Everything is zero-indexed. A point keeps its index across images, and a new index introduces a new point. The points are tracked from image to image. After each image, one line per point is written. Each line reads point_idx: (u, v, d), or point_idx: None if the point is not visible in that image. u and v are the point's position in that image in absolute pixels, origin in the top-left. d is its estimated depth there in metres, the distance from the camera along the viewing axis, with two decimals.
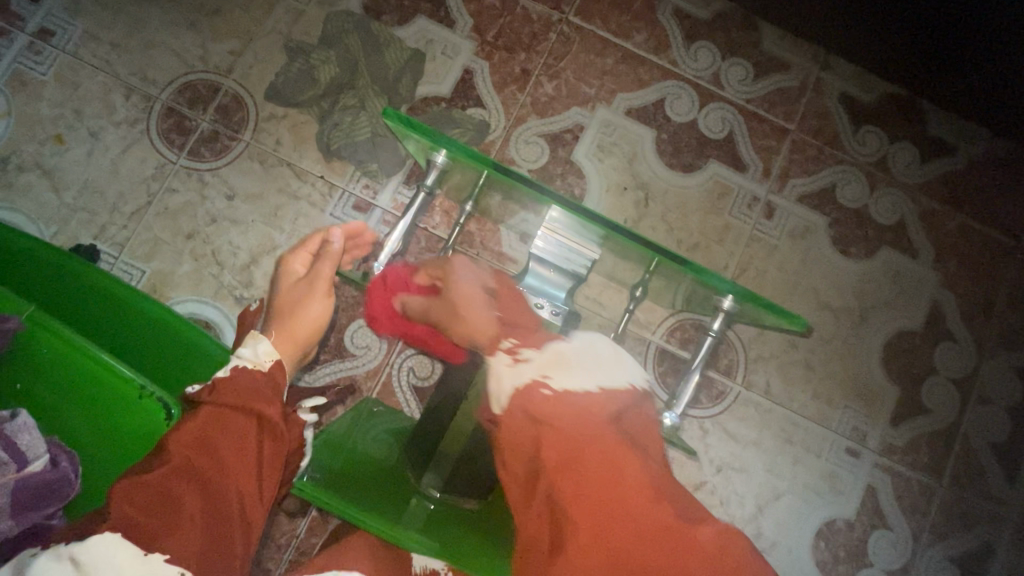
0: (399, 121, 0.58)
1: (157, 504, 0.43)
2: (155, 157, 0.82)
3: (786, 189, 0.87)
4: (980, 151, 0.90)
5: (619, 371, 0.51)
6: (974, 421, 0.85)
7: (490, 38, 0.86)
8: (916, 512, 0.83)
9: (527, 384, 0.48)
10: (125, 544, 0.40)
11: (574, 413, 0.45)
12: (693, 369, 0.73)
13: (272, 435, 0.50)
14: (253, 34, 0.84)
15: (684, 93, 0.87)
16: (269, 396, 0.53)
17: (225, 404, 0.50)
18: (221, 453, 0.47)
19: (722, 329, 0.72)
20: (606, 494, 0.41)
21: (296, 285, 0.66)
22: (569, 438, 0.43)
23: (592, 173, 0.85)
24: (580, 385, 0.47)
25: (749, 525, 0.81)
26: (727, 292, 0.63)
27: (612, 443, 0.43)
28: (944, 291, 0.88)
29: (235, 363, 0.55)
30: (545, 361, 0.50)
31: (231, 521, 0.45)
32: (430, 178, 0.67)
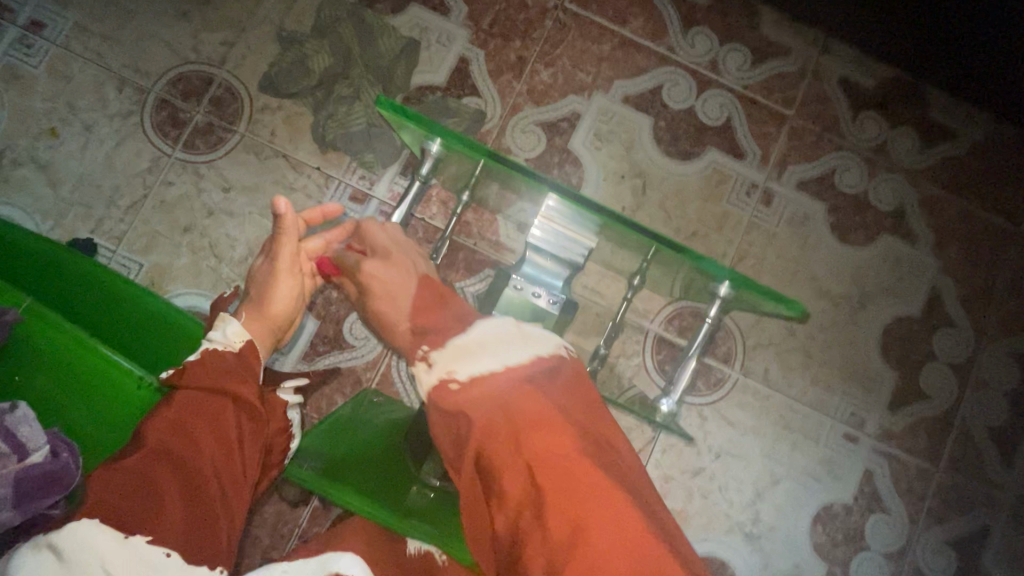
0: (393, 110, 0.58)
1: (137, 488, 0.43)
2: (150, 150, 0.81)
3: (784, 175, 0.87)
4: (980, 134, 0.90)
5: (523, 343, 0.47)
6: (972, 406, 0.86)
7: (486, 25, 0.85)
8: (913, 496, 0.84)
9: (438, 383, 0.45)
10: (105, 528, 0.40)
11: (497, 384, 0.43)
12: (691, 354, 0.72)
13: (247, 417, 0.52)
14: (246, 25, 0.83)
15: (681, 80, 0.86)
16: (244, 377, 0.54)
17: (198, 389, 0.51)
18: (199, 437, 0.48)
19: (718, 316, 0.71)
20: (535, 464, 0.38)
21: (260, 269, 0.64)
22: (495, 407, 0.41)
23: (589, 161, 0.84)
24: (484, 366, 0.45)
25: (748, 511, 0.82)
26: (722, 278, 0.63)
27: (540, 409, 0.41)
28: (943, 276, 0.88)
29: (206, 346, 0.55)
30: (449, 354, 0.47)
31: (212, 502, 0.46)
32: (425, 168, 0.66)
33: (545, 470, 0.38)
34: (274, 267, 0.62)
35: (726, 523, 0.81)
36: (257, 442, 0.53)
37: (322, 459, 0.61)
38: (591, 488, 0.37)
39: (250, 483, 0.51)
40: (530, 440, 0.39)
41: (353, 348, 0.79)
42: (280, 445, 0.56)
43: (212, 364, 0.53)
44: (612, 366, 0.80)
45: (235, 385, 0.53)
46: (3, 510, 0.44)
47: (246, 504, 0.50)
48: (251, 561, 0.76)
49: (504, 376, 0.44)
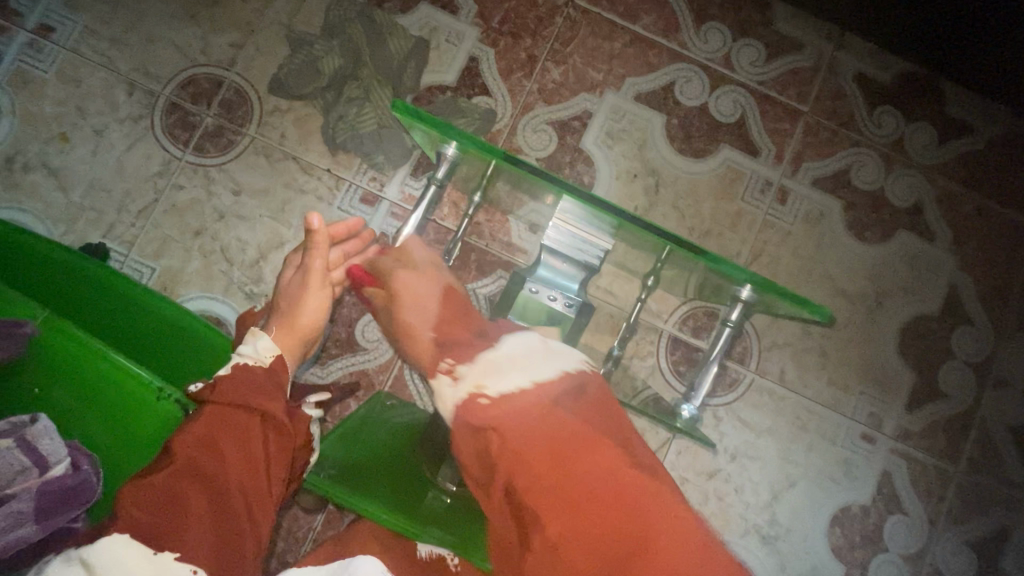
0: (409, 113, 0.57)
1: (163, 505, 0.42)
2: (160, 154, 0.81)
3: (800, 173, 0.85)
4: (1000, 128, 0.88)
5: (553, 360, 0.46)
6: (991, 405, 0.85)
7: (496, 23, 0.84)
8: (932, 497, 0.83)
9: (466, 397, 0.44)
10: (134, 544, 0.41)
11: (532, 398, 0.42)
12: (710, 360, 0.74)
13: (276, 433, 0.50)
14: (255, 26, 0.82)
15: (694, 76, 0.85)
16: (272, 392, 0.51)
17: (226, 404, 0.49)
18: (226, 452, 0.46)
19: (740, 320, 0.71)
20: (582, 495, 0.37)
21: (291, 279, 0.63)
22: (533, 427, 0.39)
23: (601, 160, 0.84)
24: (517, 385, 0.43)
25: (763, 513, 0.81)
26: (744, 282, 0.62)
27: (577, 430, 0.40)
28: (962, 274, 0.86)
29: (235, 361, 0.54)
30: (479, 368, 0.45)
31: (239, 520, 0.45)
32: (441, 171, 0.66)
33: (590, 501, 0.37)
34: (306, 279, 0.61)
35: (742, 525, 0.81)
36: (285, 457, 0.50)
37: (335, 462, 0.60)
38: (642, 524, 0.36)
39: (279, 499, 0.49)
40: (569, 470, 0.38)
41: (366, 351, 0.79)
42: (308, 457, 0.53)
43: (241, 378, 0.51)
44: (626, 368, 0.79)
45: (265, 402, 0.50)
46: (26, 526, 0.45)
47: (275, 519, 0.48)
48: (266, 565, 0.76)
49: (538, 394, 0.42)
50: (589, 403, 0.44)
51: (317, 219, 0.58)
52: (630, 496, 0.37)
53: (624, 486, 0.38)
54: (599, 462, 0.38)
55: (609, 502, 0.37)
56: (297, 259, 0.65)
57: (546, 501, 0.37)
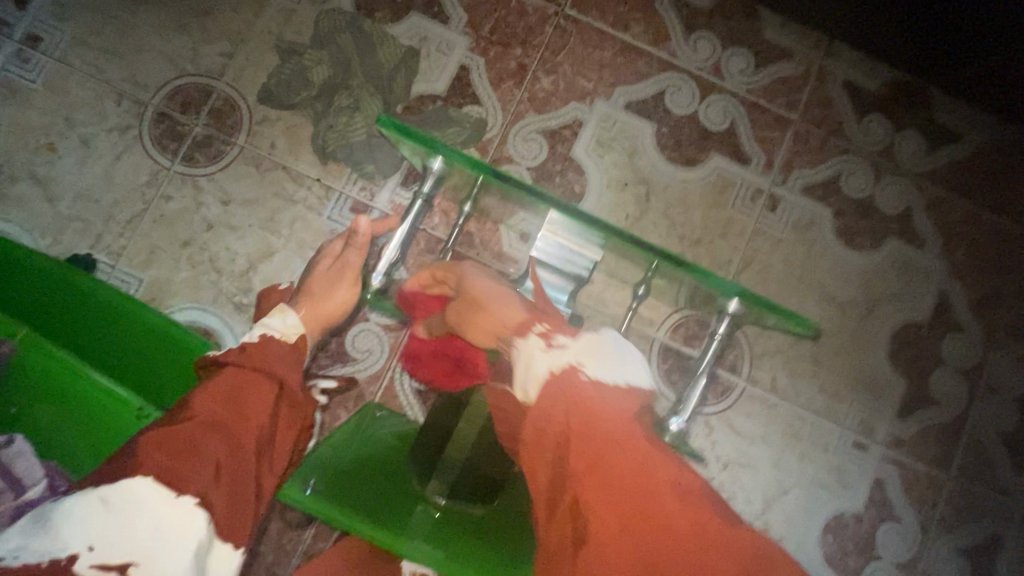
0: (395, 129, 0.57)
1: (186, 453, 0.45)
2: (149, 164, 0.80)
3: (789, 181, 0.86)
4: (988, 137, 0.89)
5: (630, 374, 0.53)
6: (982, 412, 0.85)
7: (485, 33, 0.84)
8: (924, 504, 0.83)
9: (564, 367, 0.50)
10: (157, 487, 0.43)
11: (610, 403, 0.48)
12: (699, 373, 0.73)
13: (290, 400, 0.55)
14: (244, 36, 0.82)
15: (683, 85, 0.85)
16: (289, 362, 0.57)
17: (248, 366, 0.54)
18: (245, 407, 0.50)
19: (728, 332, 0.72)
20: (656, 496, 0.43)
21: (327, 272, 0.70)
22: (612, 435, 0.45)
23: (592, 170, 0.84)
24: (608, 377, 0.51)
25: (756, 521, 0.81)
26: (730, 293, 0.62)
27: (643, 442, 0.47)
28: (952, 280, 0.87)
29: (263, 330, 0.60)
30: (577, 351, 0.52)
31: (251, 471, 0.48)
32: (427, 184, 0.67)
33: (661, 503, 0.42)
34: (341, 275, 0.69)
35: None
36: (292, 428, 0.54)
37: (320, 479, 0.57)
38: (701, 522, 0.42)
39: (281, 466, 0.53)
40: (639, 475, 0.43)
41: (359, 360, 0.78)
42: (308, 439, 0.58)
43: (265, 346, 0.57)
44: None
45: (283, 371, 0.55)
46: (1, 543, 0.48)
47: (275, 485, 0.52)
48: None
49: (618, 393, 0.49)
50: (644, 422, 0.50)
51: (365, 222, 0.68)
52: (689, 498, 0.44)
53: (683, 492, 0.44)
54: (664, 472, 0.45)
55: (678, 505, 0.43)
56: (331, 249, 0.71)
57: (621, 502, 0.42)
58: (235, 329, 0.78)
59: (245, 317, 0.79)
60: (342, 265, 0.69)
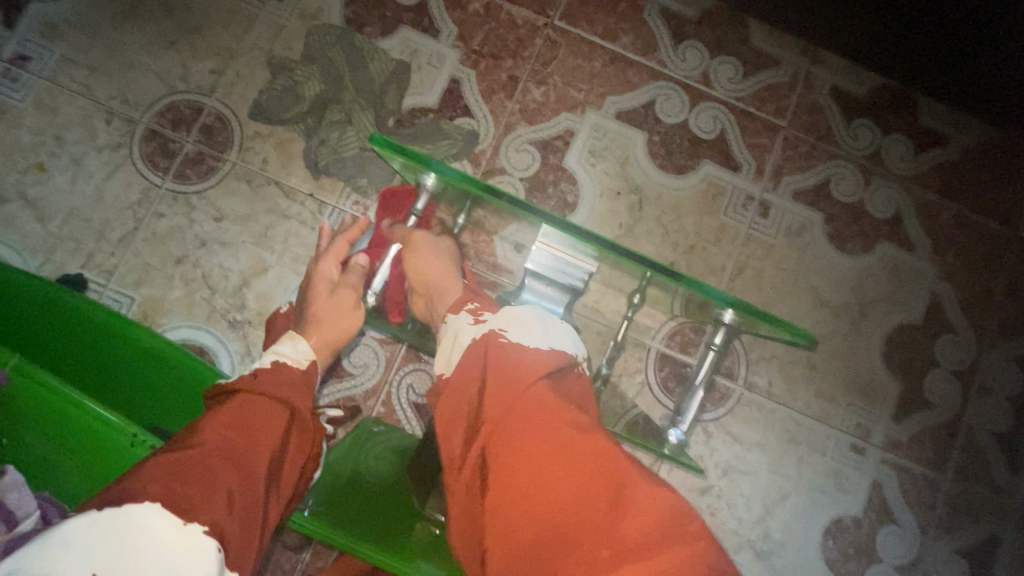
0: (388, 147, 0.57)
1: (197, 480, 0.45)
2: (140, 182, 0.80)
3: (780, 187, 0.86)
4: (973, 140, 0.90)
5: (565, 336, 0.57)
6: (976, 412, 0.85)
7: (476, 45, 0.85)
8: (922, 506, 0.83)
9: (486, 334, 0.55)
10: (166, 514, 0.42)
11: (528, 368, 0.50)
12: (698, 385, 0.77)
13: (299, 428, 0.55)
14: (234, 52, 0.82)
15: (674, 94, 0.86)
16: (299, 392, 0.58)
17: (261, 394, 0.55)
18: (255, 434, 0.50)
19: (724, 344, 0.74)
20: (561, 444, 0.46)
21: (330, 295, 0.71)
22: (523, 398, 0.48)
23: (584, 179, 0.84)
24: (529, 339, 0.53)
25: (756, 528, 0.81)
26: (724, 303, 0.62)
27: (559, 398, 0.49)
28: (942, 282, 0.87)
29: (276, 358, 0.62)
30: (500, 318, 0.56)
31: (260, 500, 0.47)
32: (419, 204, 0.71)
33: (568, 449, 0.46)
34: (337, 300, 0.71)
35: (735, 541, 0.80)
36: (299, 458, 0.54)
37: (335, 478, 0.63)
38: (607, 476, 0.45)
39: (286, 499, 0.52)
40: (553, 430, 0.46)
41: (359, 378, 0.77)
42: (311, 471, 0.57)
43: (277, 375, 0.58)
44: (614, 386, 0.79)
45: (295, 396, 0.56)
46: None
47: (278, 518, 0.51)
48: None
49: (540, 356, 0.52)
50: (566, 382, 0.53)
51: (365, 259, 0.72)
52: (599, 445, 0.47)
53: (592, 436, 0.47)
54: (574, 419, 0.48)
55: (580, 449, 0.46)
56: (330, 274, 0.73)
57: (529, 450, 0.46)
58: (230, 346, 0.78)
59: (239, 334, 0.78)
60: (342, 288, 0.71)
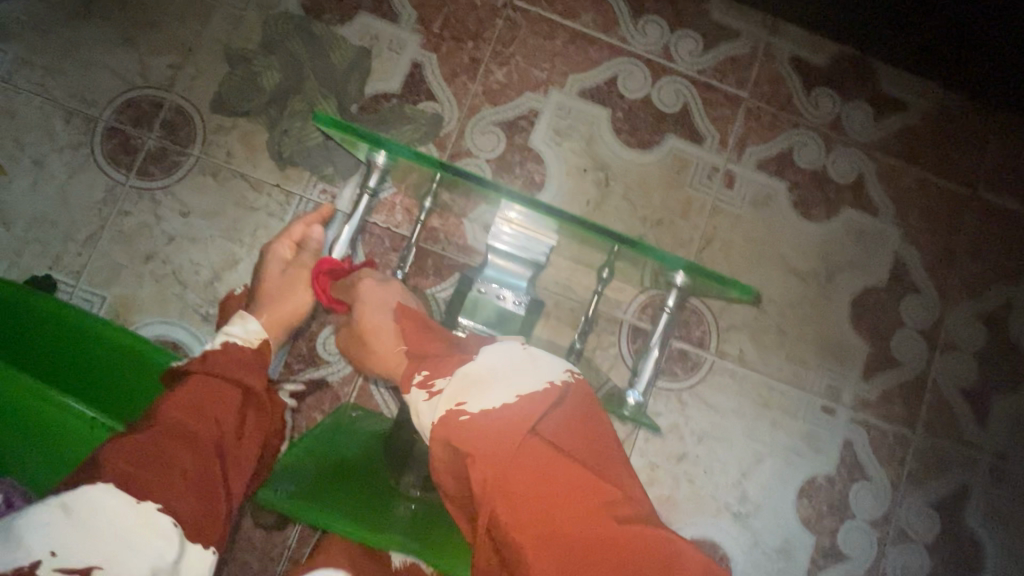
0: (336, 125, 0.59)
1: (152, 459, 0.47)
2: (104, 180, 0.80)
3: (744, 157, 0.88)
4: (932, 103, 0.91)
5: (533, 367, 0.52)
6: (942, 368, 0.88)
7: (436, 29, 0.85)
8: (893, 461, 0.85)
9: (445, 414, 0.49)
10: (120, 492, 0.44)
11: (507, 432, 0.47)
12: (653, 344, 0.75)
13: (253, 405, 0.58)
14: (192, 45, 0.82)
15: (636, 70, 0.87)
16: (252, 371, 0.61)
17: (213, 375, 0.57)
18: (210, 416, 0.53)
19: (677, 304, 0.75)
20: (558, 507, 0.44)
21: (283, 274, 0.71)
22: (510, 468, 0.45)
23: (551, 158, 0.85)
24: (496, 399, 0.49)
25: (733, 491, 0.83)
26: (677, 267, 0.64)
27: (546, 454, 0.46)
28: (906, 244, 0.89)
29: (225, 339, 0.63)
30: (456, 384, 0.51)
31: (218, 475, 0.50)
32: (373, 180, 0.71)
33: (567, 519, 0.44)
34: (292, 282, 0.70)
35: (713, 505, 0.82)
36: (257, 432, 0.57)
37: (319, 464, 0.63)
38: (612, 537, 0.43)
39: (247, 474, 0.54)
40: (548, 495, 0.45)
41: (335, 362, 0.78)
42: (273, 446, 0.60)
43: (230, 358, 0.60)
44: (589, 360, 0.81)
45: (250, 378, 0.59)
46: None
47: (242, 490, 0.54)
48: None
49: (515, 415, 0.48)
50: (557, 422, 0.49)
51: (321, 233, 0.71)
52: (600, 513, 0.44)
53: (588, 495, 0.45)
54: (567, 473, 0.46)
55: (579, 517, 0.44)
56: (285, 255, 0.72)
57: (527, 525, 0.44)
58: (204, 339, 0.78)
59: (213, 328, 0.79)
60: (299, 267, 0.71)
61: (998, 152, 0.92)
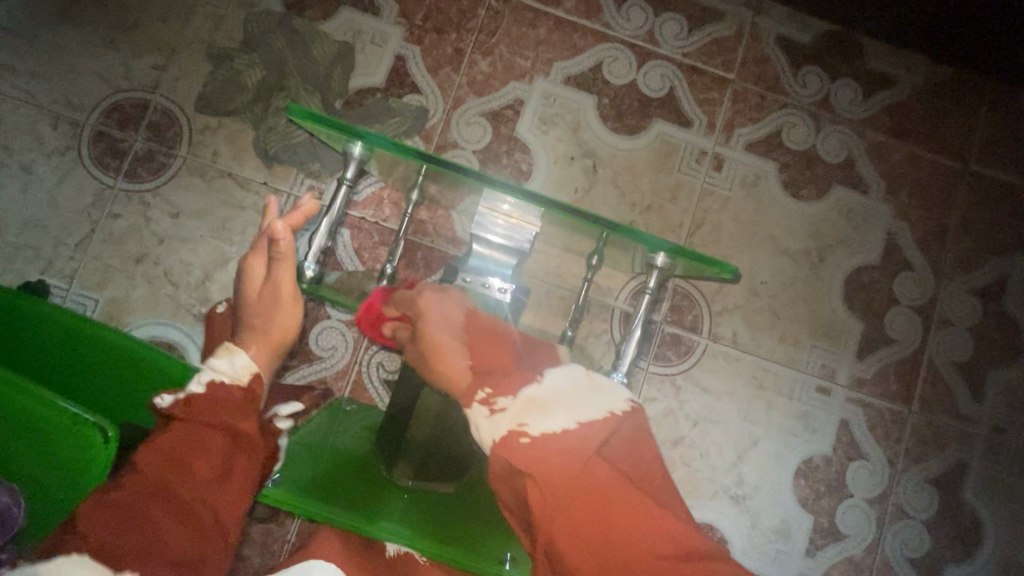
0: (309, 117, 0.58)
1: (129, 526, 0.45)
2: (93, 184, 0.80)
3: (732, 139, 0.87)
4: (922, 78, 0.90)
5: (597, 398, 0.50)
6: (938, 345, 0.87)
7: (419, 21, 0.84)
8: (889, 439, 0.85)
9: (505, 437, 0.47)
10: (92, 565, 0.43)
11: (569, 456, 0.45)
12: (635, 326, 0.72)
13: (242, 447, 0.54)
14: (176, 46, 0.82)
15: (621, 55, 0.86)
16: (242, 411, 0.56)
17: (195, 423, 0.53)
18: (191, 467, 0.50)
19: (659, 286, 0.72)
20: (619, 532, 0.43)
21: (261, 292, 0.62)
22: (571, 492, 0.43)
23: (537, 147, 0.84)
24: (559, 427, 0.47)
25: (729, 474, 0.83)
26: (659, 249, 0.64)
27: (613, 479, 0.44)
28: (898, 221, 0.89)
29: (210, 376, 0.56)
30: (522, 404, 0.48)
31: (202, 533, 0.48)
32: (350, 170, 0.67)
33: (630, 545, 0.42)
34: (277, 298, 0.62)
35: (711, 488, 0.82)
36: (249, 473, 0.53)
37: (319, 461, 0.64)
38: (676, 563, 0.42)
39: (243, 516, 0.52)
40: (610, 519, 0.43)
41: (328, 358, 0.79)
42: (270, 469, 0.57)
43: (214, 398, 0.55)
44: (582, 348, 0.81)
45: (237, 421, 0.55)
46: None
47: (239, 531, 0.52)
48: None
49: (582, 441, 0.46)
50: (618, 443, 0.48)
51: (282, 227, 0.58)
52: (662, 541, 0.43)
53: (655, 525, 0.43)
54: (631, 499, 0.44)
55: (644, 542, 0.43)
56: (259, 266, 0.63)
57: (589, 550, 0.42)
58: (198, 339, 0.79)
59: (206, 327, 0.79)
60: (274, 283, 0.62)
61: (989, 125, 0.91)
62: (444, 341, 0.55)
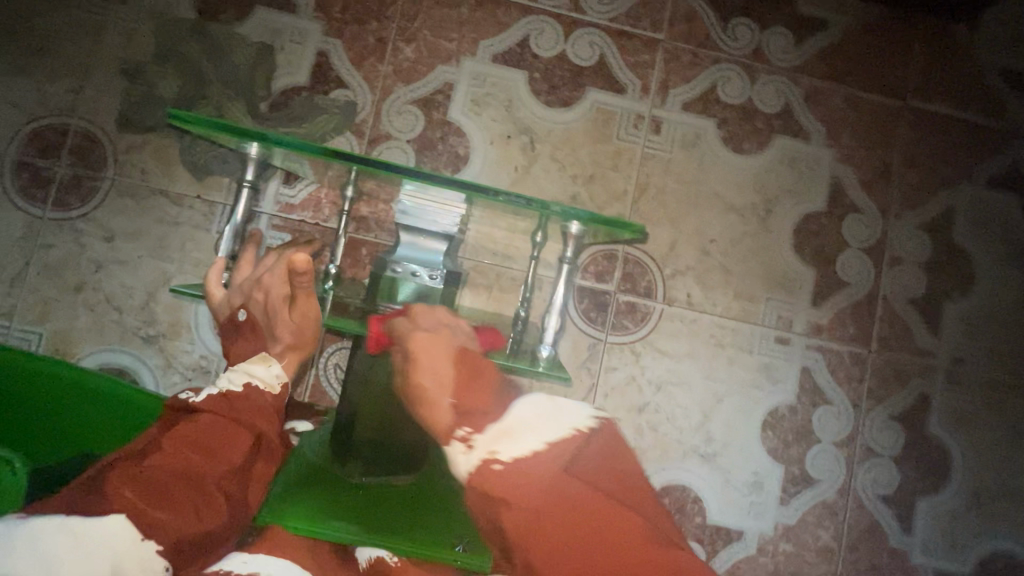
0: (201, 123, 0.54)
1: (159, 497, 0.45)
2: (21, 217, 0.78)
3: (668, 101, 0.86)
4: (853, 17, 0.90)
5: (561, 417, 0.48)
6: (891, 283, 0.88)
7: (337, 13, 0.82)
8: (852, 381, 0.86)
9: (477, 467, 0.44)
10: (126, 526, 0.43)
11: (541, 473, 0.43)
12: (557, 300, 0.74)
13: (264, 453, 0.55)
14: (89, 66, 0.79)
15: (546, 27, 0.85)
16: (269, 418, 0.57)
17: (224, 416, 0.53)
18: (217, 454, 0.50)
19: (576, 255, 0.74)
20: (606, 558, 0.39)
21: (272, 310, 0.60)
22: (549, 508, 0.41)
23: (471, 129, 0.83)
24: (528, 447, 0.44)
25: (697, 433, 0.83)
26: (573, 217, 0.60)
27: (596, 497, 0.42)
28: (842, 165, 0.89)
29: (248, 381, 0.58)
30: (492, 429, 0.46)
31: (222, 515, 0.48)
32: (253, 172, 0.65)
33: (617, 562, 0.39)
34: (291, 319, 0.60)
35: (681, 449, 0.83)
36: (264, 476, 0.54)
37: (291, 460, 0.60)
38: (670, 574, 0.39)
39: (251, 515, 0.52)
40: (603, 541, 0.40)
41: None
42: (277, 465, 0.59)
43: (246, 402, 0.56)
44: None
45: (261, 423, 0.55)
46: None
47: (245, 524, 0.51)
48: None
49: (549, 457, 0.44)
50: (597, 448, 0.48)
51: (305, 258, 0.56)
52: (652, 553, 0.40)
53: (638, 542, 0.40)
54: (607, 512, 0.41)
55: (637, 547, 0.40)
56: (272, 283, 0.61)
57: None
58: (149, 361, 0.78)
59: (156, 349, 0.78)
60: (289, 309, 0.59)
61: (924, 59, 0.91)
62: (422, 362, 0.50)
